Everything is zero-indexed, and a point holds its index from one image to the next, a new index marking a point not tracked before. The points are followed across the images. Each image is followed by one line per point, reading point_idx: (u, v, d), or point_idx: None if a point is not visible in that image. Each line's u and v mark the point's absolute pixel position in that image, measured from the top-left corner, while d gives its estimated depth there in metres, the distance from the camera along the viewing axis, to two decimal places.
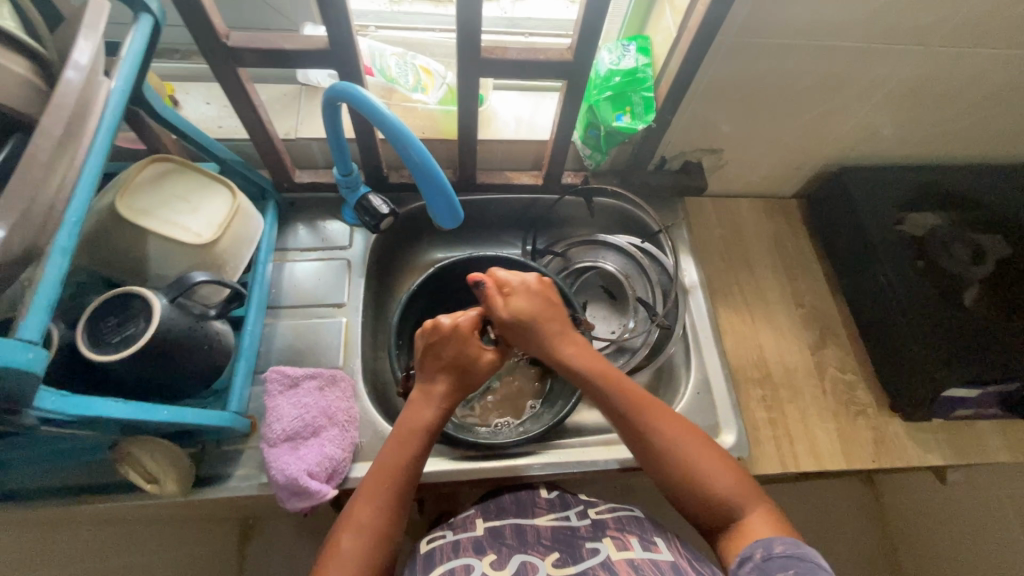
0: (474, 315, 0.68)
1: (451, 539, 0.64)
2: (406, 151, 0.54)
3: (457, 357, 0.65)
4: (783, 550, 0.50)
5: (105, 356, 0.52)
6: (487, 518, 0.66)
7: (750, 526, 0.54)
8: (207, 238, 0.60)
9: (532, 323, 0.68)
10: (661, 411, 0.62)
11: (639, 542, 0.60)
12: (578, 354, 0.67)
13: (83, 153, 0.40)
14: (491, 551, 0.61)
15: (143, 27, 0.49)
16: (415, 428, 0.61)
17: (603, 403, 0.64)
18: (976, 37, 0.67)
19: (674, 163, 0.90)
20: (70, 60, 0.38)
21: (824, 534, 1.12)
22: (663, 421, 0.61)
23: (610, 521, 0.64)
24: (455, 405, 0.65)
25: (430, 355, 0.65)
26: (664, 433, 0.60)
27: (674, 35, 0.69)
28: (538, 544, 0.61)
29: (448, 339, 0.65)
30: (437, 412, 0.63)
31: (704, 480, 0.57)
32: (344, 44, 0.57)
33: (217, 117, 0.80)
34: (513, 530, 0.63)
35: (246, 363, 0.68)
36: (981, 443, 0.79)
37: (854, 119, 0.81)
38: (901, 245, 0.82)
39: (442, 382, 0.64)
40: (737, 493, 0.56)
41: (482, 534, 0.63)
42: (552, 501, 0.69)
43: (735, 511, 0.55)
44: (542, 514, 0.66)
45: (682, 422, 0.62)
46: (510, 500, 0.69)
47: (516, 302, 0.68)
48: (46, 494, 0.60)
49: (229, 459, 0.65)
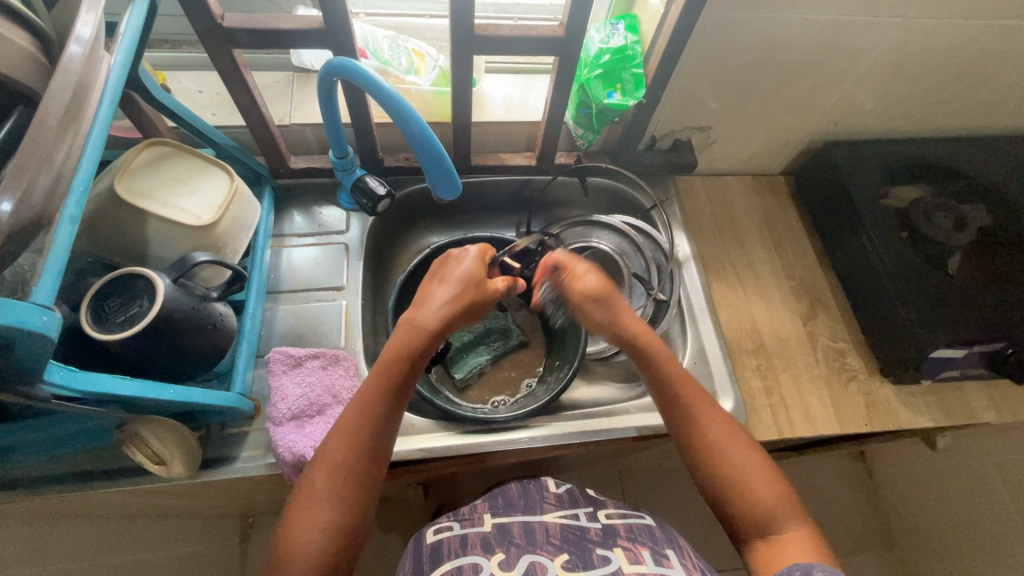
0: (478, 252, 0.69)
1: (459, 533, 0.65)
2: (404, 123, 0.55)
3: (455, 269, 0.67)
4: (823, 575, 0.48)
5: (110, 335, 0.52)
6: (494, 514, 0.68)
7: (788, 541, 0.54)
8: (207, 220, 0.60)
9: (598, 304, 0.69)
10: (709, 413, 0.63)
11: (650, 555, 0.60)
12: (635, 325, 0.69)
13: (89, 125, 0.40)
14: (500, 550, 0.62)
15: (140, 4, 0.49)
16: (396, 352, 0.60)
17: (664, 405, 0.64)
18: (953, 8, 0.69)
19: (664, 142, 0.92)
20: (72, 34, 0.39)
21: (818, 505, 1.15)
22: (719, 423, 0.62)
23: (620, 529, 0.65)
24: (447, 309, 0.64)
25: (430, 288, 0.66)
26: (713, 439, 0.61)
27: (662, 12, 0.70)
28: (547, 544, 0.62)
29: (450, 260, 0.69)
30: (429, 317, 0.63)
31: (749, 494, 0.57)
32: (340, 23, 0.58)
33: (210, 104, 0.80)
34: (521, 529, 0.64)
35: (249, 345, 0.68)
36: (969, 404, 0.82)
37: (837, 93, 0.83)
38: (886, 215, 0.85)
39: (437, 290, 0.65)
40: (779, 508, 0.56)
41: (490, 531, 0.65)
42: (561, 497, 0.71)
43: (772, 525, 0.55)
44: (550, 511, 0.68)
45: (741, 433, 0.62)
46: (518, 495, 0.71)
47: (588, 282, 0.70)
48: (47, 481, 0.60)
49: (235, 441, 0.65)
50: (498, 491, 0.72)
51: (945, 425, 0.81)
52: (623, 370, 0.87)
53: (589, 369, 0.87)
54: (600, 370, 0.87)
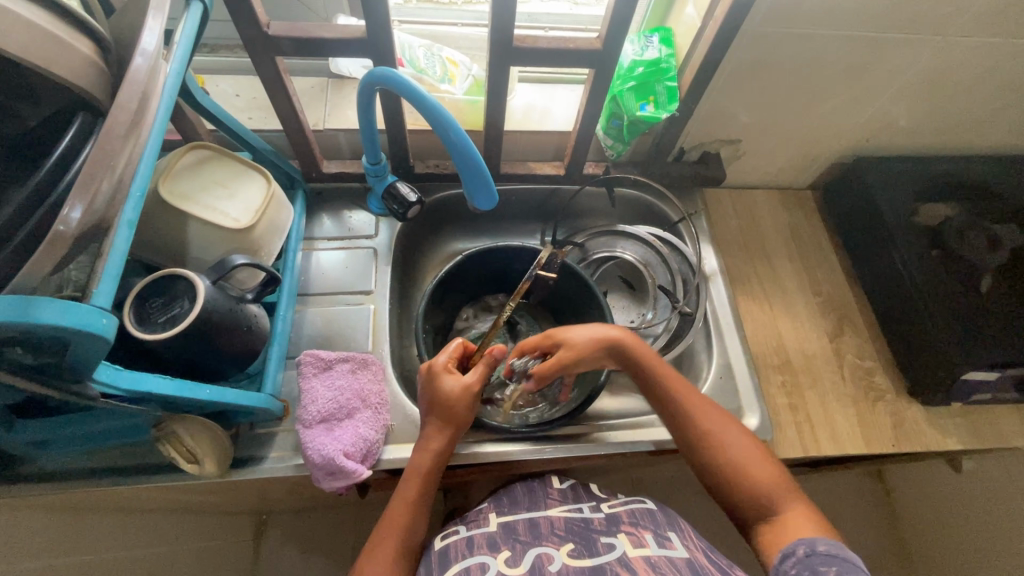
0: (440, 353, 0.66)
1: (465, 535, 0.65)
2: (445, 133, 0.55)
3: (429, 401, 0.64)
4: (827, 549, 0.50)
5: (151, 335, 0.53)
6: (500, 513, 0.68)
7: (788, 519, 0.55)
8: (245, 223, 0.61)
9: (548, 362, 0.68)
10: (712, 409, 0.64)
11: (653, 538, 0.61)
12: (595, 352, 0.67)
13: (147, 132, 0.42)
14: (505, 548, 0.62)
15: (195, 13, 0.50)
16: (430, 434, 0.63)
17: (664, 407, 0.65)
18: (996, 27, 0.68)
19: (692, 155, 0.91)
20: (138, 44, 0.40)
21: (836, 525, 1.13)
22: (706, 413, 0.64)
23: (623, 514, 0.66)
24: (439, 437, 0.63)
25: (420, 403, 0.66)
26: (710, 434, 0.62)
27: (698, 26, 0.70)
28: (552, 535, 0.63)
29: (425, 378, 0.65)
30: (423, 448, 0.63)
31: (746, 478, 0.59)
32: (382, 34, 0.59)
33: (247, 108, 0.81)
34: (526, 525, 0.65)
35: (280, 347, 0.69)
36: (999, 428, 0.81)
37: (871, 109, 0.83)
38: (918, 234, 0.84)
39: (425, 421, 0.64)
40: (778, 488, 0.58)
41: (495, 530, 0.65)
42: (564, 494, 0.71)
43: (773, 507, 0.57)
44: (554, 507, 0.68)
45: (732, 421, 0.64)
46: (522, 492, 0.71)
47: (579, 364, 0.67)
48: (85, 475, 0.61)
49: (264, 442, 0.66)
50: (503, 493, 0.72)
51: (974, 448, 0.80)
52: None
53: (612, 380, 0.87)
54: (622, 381, 0.87)
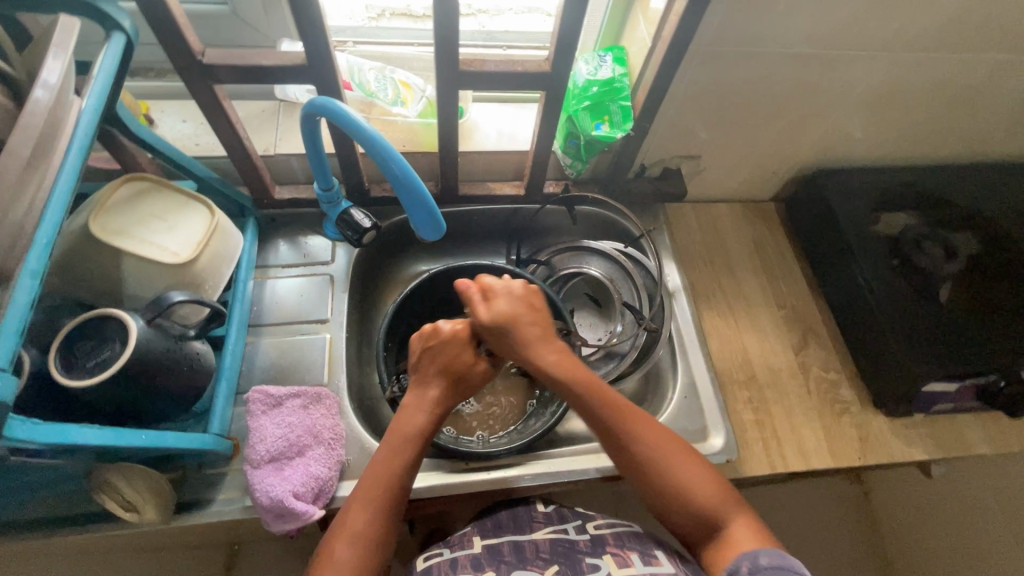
0: (474, 325, 0.67)
1: (448, 556, 0.64)
2: (386, 163, 0.54)
3: (452, 363, 0.64)
4: (770, 563, 0.50)
5: (80, 381, 0.50)
6: (485, 535, 0.66)
7: (733, 537, 0.54)
8: (185, 257, 0.59)
9: (529, 332, 0.65)
10: (640, 419, 0.61)
11: (639, 558, 0.60)
12: (555, 363, 0.64)
13: (53, 174, 0.39)
14: (490, 568, 0.61)
15: (115, 45, 0.48)
16: (407, 432, 0.60)
17: (593, 423, 0.61)
18: (938, 43, 0.69)
19: (653, 170, 0.91)
20: (39, 79, 0.38)
21: (819, 533, 1.12)
22: (643, 431, 0.60)
23: (609, 537, 0.64)
24: (446, 412, 0.63)
25: (427, 358, 0.65)
26: (642, 453, 0.59)
27: (649, 45, 0.70)
28: (537, 559, 0.61)
29: (447, 345, 0.65)
30: (429, 417, 0.61)
31: (685, 496, 0.57)
32: (322, 59, 0.57)
33: (194, 134, 0.79)
34: (511, 547, 0.63)
35: (228, 383, 0.66)
36: (962, 435, 0.81)
37: (825, 123, 0.83)
38: (875, 244, 0.84)
39: (435, 387, 0.63)
40: (718, 505, 0.56)
41: (480, 552, 0.63)
42: (550, 515, 0.68)
43: (714, 526, 0.55)
44: (540, 529, 0.66)
45: (659, 433, 0.60)
46: (507, 516, 0.69)
47: (499, 305, 0.66)
48: (16, 528, 0.58)
49: (212, 483, 0.63)
50: (488, 517, 0.70)
51: (939, 457, 0.80)
52: None
53: None
54: None
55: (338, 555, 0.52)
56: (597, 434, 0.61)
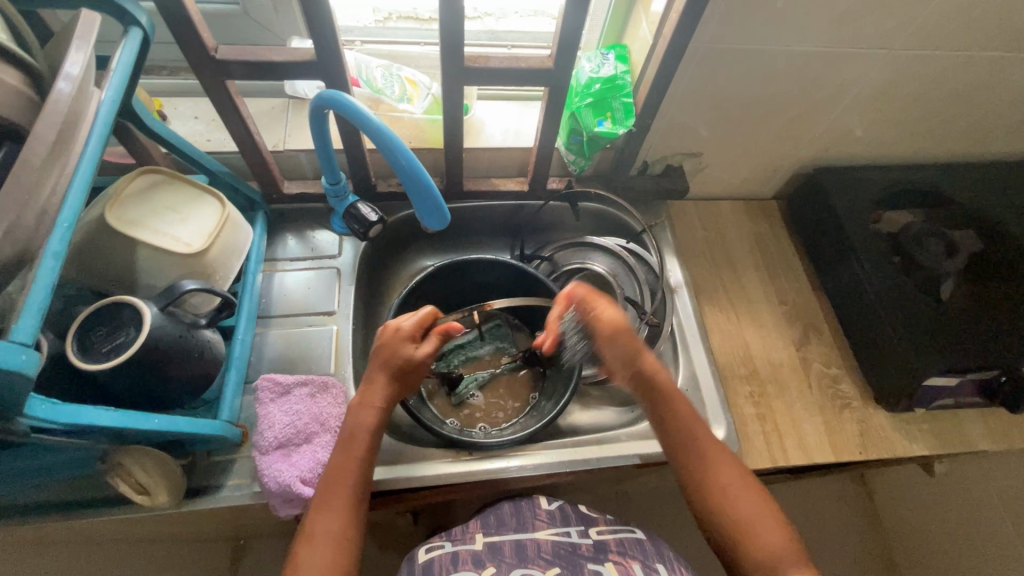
0: (420, 315, 0.67)
1: (450, 550, 0.64)
2: (393, 154, 0.55)
3: (391, 356, 0.64)
4: None
5: (95, 365, 0.52)
6: (487, 532, 0.67)
7: None
8: (197, 248, 0.61)
9: (619, 337, 0.67)
10: (720, 450, 0.62)
11: (641, 568, 0.61)
12: (659, 375, 0.66)
13: (74, 160, 0.41)
14: (491, 565, 0.61)
15: (133, 40, 0.49)
16: (354, 428, 0.61)
17: (676, 442, 0.63)
18: (937, 40, 0.70)
19: (656, 167, 0.92)
20: (61, 71, 0.40)
21: (822, 533, 1.12)
22: (715, 467, 0.60)
23: (611, 544, 0.65)
24: (394, 403, 0.64)
25: (372, 356, 0.66)
26: (725, 483, 0.59)
27: (650, 43, 0.71)
28: (538, 558, 0.62)
29: (388, 338, 0.65)
30: (374, 410, 0.62)
31: (752, 534, 0.56)
32: (330, 55, 0.59)
33: (205, 130, 0.81)
34: (513, 547, 0.64)
35: (238, 372, 0.68)
36: (963, 430, 0.81)
37: (826, 121, 0.84)
38: (876, 241, 0.85)
39: (378, 380, 0.64)
40: (787, 551, 0.54)
41: (481, 548, 0.64)
42: (553, 515, 0.69)
43: (779, 568, 0.53)
44: (542, 528, 0.67)
45: (738, 470, 0.61)
46: (510, 512, 0.70)
47: (611, 312, 0.69)
48: (31, 511, 0.60)
49: (221, 470, 0.64)
50: (489, 511, 0.71)
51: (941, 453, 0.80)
52: (616, 395, 0.86)
53: (582, 394, 0.87)
54: (593, 394, 0.87)
55: (301, 556, 0.53)
56: (676, 456, 0.63)
